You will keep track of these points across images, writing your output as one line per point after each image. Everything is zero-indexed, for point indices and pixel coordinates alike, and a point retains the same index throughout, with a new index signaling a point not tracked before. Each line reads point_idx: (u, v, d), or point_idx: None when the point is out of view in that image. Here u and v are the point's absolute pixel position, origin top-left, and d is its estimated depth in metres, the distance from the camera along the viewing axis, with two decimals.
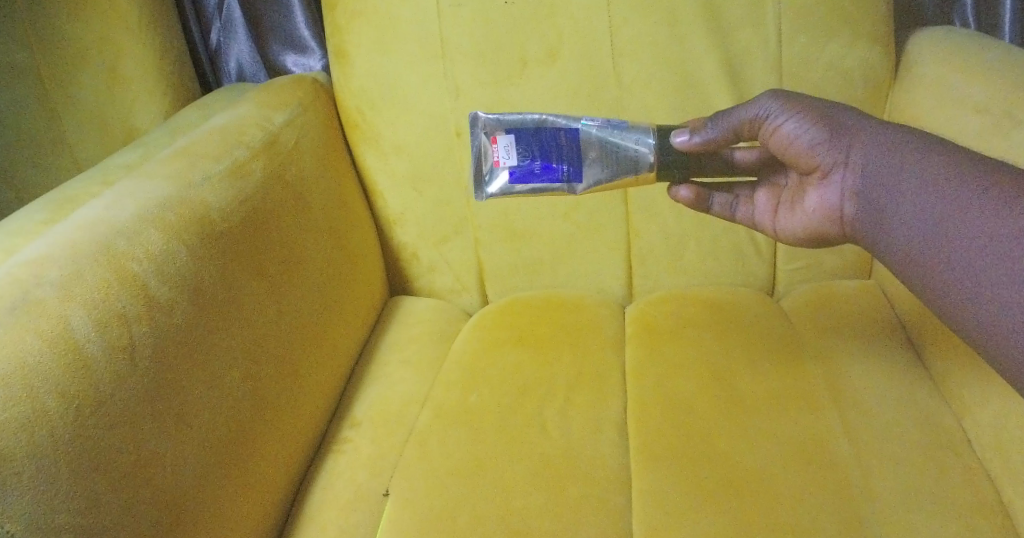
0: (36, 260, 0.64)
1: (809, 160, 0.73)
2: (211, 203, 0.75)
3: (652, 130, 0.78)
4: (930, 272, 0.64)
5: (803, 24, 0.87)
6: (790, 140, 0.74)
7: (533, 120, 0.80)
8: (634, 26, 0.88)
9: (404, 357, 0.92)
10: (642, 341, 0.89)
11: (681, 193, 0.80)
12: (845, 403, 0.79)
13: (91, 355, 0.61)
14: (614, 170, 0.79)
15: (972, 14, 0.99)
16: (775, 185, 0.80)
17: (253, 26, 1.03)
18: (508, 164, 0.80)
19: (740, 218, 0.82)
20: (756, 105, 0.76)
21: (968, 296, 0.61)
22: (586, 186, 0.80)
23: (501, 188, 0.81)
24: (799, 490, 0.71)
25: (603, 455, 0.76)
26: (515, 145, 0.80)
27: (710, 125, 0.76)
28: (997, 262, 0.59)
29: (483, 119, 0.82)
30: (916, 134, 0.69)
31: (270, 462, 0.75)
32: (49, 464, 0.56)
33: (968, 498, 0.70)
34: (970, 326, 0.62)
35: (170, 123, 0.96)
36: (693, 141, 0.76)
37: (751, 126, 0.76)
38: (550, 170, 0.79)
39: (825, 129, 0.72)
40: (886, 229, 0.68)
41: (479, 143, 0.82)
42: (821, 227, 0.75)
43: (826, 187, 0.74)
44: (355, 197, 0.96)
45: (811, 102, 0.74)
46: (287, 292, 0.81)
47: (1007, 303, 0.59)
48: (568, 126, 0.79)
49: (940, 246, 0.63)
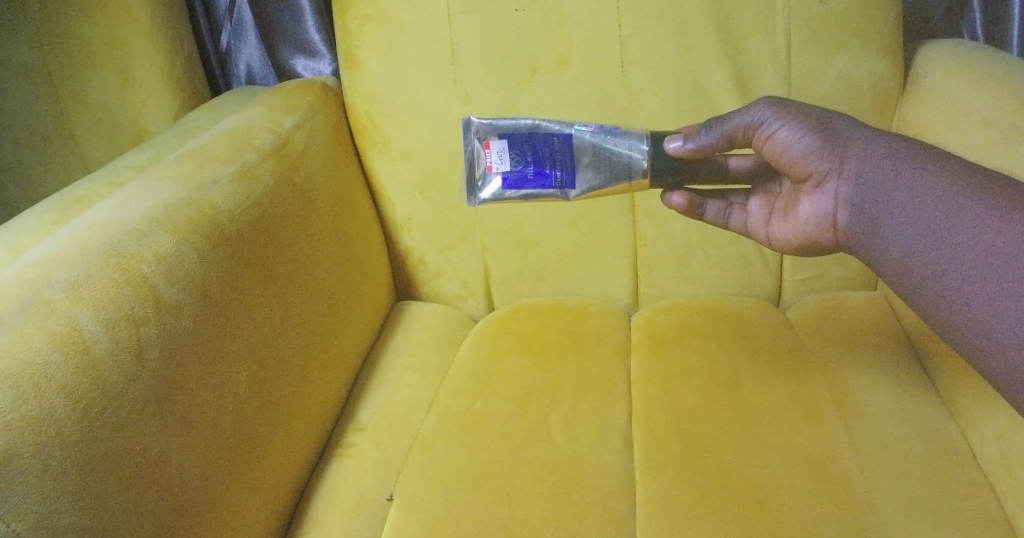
0: (48, 260, 0.65)
1: (802, 168, 0.73)
2: (220, 206, 0.76)
3: (646, 135, 0.79)
4: (927, 282, 0.63)
5: (812, 34, 0.87)
6: (784, 147, 0.74)
7: (526, 125, 0.81)
8: (643, 35, 0.88)
9: (410, 362, 0.92)
10: (647, 349, 0.89)
11: (674, 200, 0.80)
12: (850, 414, 0.79)
13: (99, 356, 0.61)
14: (607, 177, 0.80)
15: (982, 27, 0.99)
16: (769, 193, 0.80)
17: (263, 30, 1.04)
18: (501, 170, 0.80)
19: (733, 226, 0.82)
20: (750, 112, 0.75)
21: (963, 308, 0.61)
22: (579, 192, 0.81)
23: (494, 192, 0.82)
24: (803, 500, 0.71)
25: (607, 464, 0.76)
26: (509, 151, 0.80)
27: (705, 131, 0.76)
28: (994, 274, 0.59)
29: (476, 124, 0.82)
30: (916, 144, 0.68)
31: (277, 463, 0.75)
32: (57, 466, 0.57)
33: (973, 511, 0.70)
34: (965, 338, 0.61)
35: (179, 125, 0.97)
36: (687, 147, 0.76)
37: (745, 133, 0.75)
38: (543, 176, 0.80)
39: (820, 136, 0.72)
40: (881, 238, 0.68)
41: (471, 146, 0.83)
42: (814, 236, 0.75)
43: (819, 196, 0.74)
44: (363, 202, 0.97)
45: (807, 110, 0.74)
46: (292, 294, 0.81)
47: (1005, 316, 0.58)
48: (562, 132, 0.80)
49: (935, 256, 0.63)
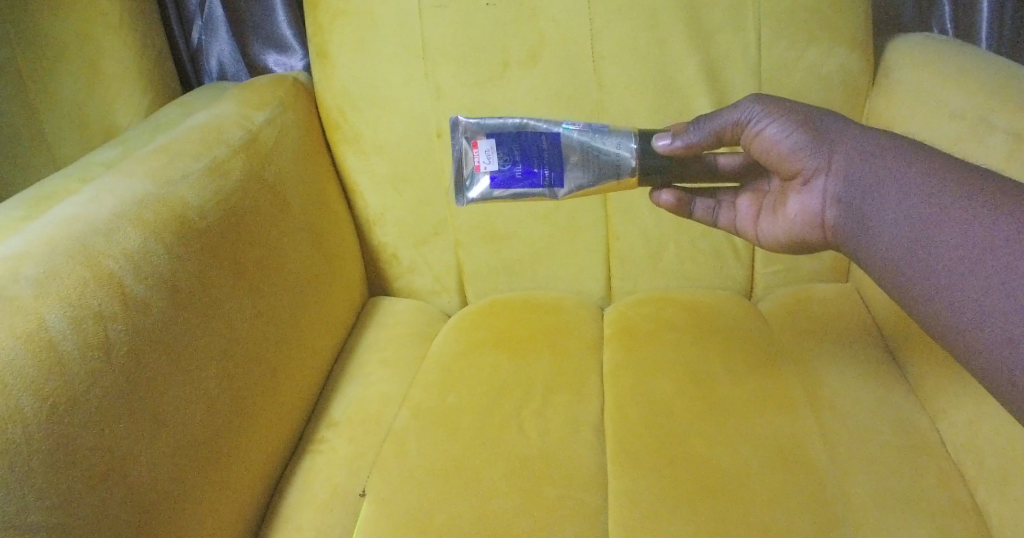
0: (15, 256, 0.65)
1: (791, 166, 0.73)
2: (189, 202, 0.75)
3: (634, 133, 0.79)
4: (914, 281, 0.63)
5: (781, 28, 0.87)
6: (772, 144, 0.74)
7: (513, 123, 0.80)
8: (613, 29, 0.88)
9: (383, 357, 0.92)
10: (620, 342, 0.89)
11: (662, 198, 0.81)
12: (821, 404, 0.80)
13: (67, 353, 0.61)
14: (595, 176, 0.80)
15: (950, 21, 1.00)
16: (758, 190, 0.81)
17: (233, 25, 1.04)
18: (489, 170, 0.80)
19: (722, 224, 0.83)
20: (738, 109, 0.75)
21: (947, 303, 0.61)
22: (567, 191, 0.81)
23: (482, 192, 0.81)
24: (774, 490, 0.72)
25: (580, 455, 0.77)
26: (497, 150, 0.79)
27: (693, 129, 0.76)
28: (981, 272, 0.59)
29: (463, 124, 0.81)
30: (902, 141, 0.69)
31: (249, 462, 0.75)
32: (25, 464, 0.56)
33: (943, 499, 0.71)
34: (950, 336, 0.61)
35: (150, 121, 0.96)
36: (675, 145, 0.76)
37: (733, 130, 0.76)
38: (531, 175, 0.80)
39: (808, 134, 0.72)
40: (869, 236, 0.68)
41: (458, 146, 0.82)
42: (803, 233, 0.75)
43: (807, 193, 0.73)
44: (335, 197, 0.96)
45: (794, 106, 0.74)
46: (264, 293, 0.81)
47: (988, 312, 0.58)
48: (550, 130, 0.80)
49: (923, 254, 0.63)
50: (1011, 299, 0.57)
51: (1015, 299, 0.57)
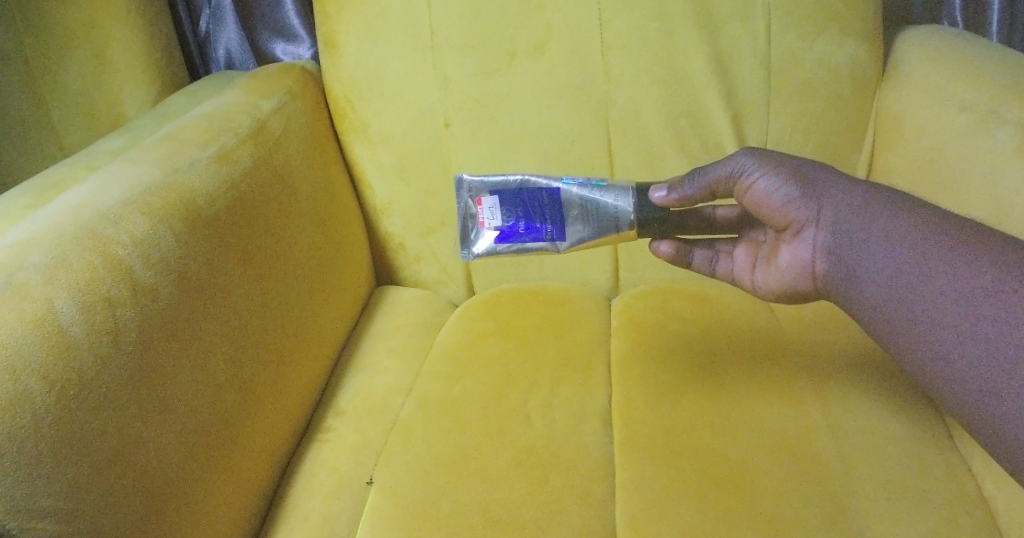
0: (23, 243, 0.65)
1: (781, 218, 0.73)
2: (198, 189, 0.75)
3: (631, 188, 0.79)
4: (902, 326, 0.64)
5: (792, 20, 0.87)
6: (764, 197, 0.74)
7: (515, 181, 0.82)
8: (623, 20, 0.88)
9: (389, 346, 0.92)
10: (627, 333, 0.89)
11: (660, 248, 0.80)
12: (828, 395, 0.79)
13: (74, 337, 0.61)
14: (595, 229, 0.80)
15: (961, 14, 1.00)
16: (754, 241, 0.80)
17: (242, 16, 1.03)
18: (494, 226, 0.81)
19: (720, 273, 0.81)
20: (731, 162, 0.76)
21: (936, 348, 0.61)
22: (569, 244, 0.81)
23: (486, 248, 0.81)
24: (780, 482, 0.72)
25: (587, 445, 0.77)
26: (500, 207, 0.81)
27: (688, 182, 0.77)
28: (966, 320, 0.59)
29: (467, 182, 0.82)
30: (885, 191, 0.69)
31: (257, 456, 0.75)
32: (32, 447, 0.56)
33: (950, 490, 0.71)
34: (938, 380, 0.61)
35: (158, 109, 0.96)
36: (670, 197, 0.77)
37: (726, 182, 0.76)
38: (534, 229, 0.80)
39: (799, 187, 0.72)
40: (856, 283, 0.67)
41: (463, 204, 0.82)
42: (795, 284, 0.74)
43: (798, 245, 0.73)
44: (343, 187, 0.96)
45: (786, 160, 0.74)
46: (271, 298, 0.80)
47: (975, 360, 0.58)
48: (550, 186, 0.81)
49: (909, 301, 0.63)
50: (994, 348, 0.58)
51: (999, 348, 0.57)
